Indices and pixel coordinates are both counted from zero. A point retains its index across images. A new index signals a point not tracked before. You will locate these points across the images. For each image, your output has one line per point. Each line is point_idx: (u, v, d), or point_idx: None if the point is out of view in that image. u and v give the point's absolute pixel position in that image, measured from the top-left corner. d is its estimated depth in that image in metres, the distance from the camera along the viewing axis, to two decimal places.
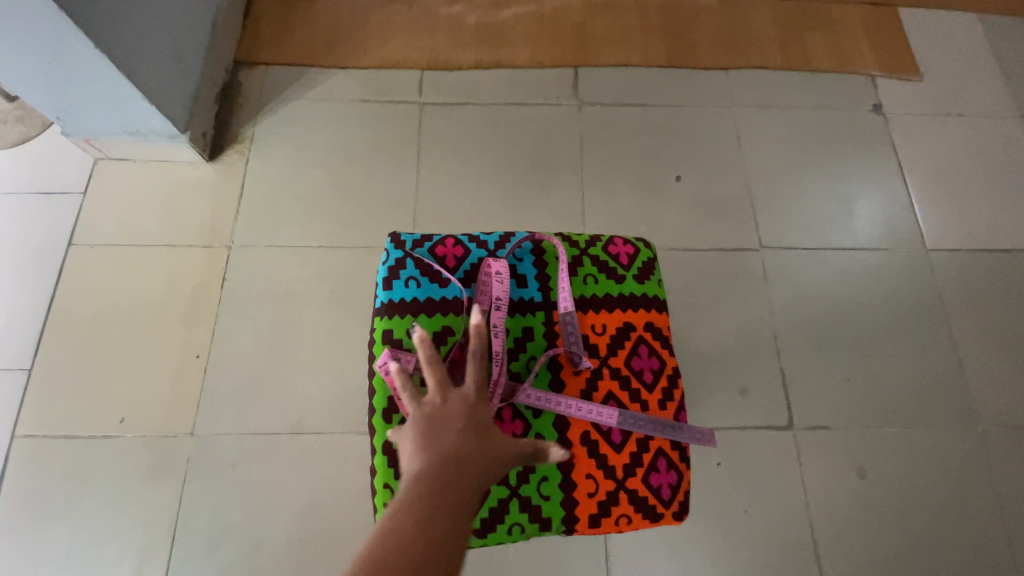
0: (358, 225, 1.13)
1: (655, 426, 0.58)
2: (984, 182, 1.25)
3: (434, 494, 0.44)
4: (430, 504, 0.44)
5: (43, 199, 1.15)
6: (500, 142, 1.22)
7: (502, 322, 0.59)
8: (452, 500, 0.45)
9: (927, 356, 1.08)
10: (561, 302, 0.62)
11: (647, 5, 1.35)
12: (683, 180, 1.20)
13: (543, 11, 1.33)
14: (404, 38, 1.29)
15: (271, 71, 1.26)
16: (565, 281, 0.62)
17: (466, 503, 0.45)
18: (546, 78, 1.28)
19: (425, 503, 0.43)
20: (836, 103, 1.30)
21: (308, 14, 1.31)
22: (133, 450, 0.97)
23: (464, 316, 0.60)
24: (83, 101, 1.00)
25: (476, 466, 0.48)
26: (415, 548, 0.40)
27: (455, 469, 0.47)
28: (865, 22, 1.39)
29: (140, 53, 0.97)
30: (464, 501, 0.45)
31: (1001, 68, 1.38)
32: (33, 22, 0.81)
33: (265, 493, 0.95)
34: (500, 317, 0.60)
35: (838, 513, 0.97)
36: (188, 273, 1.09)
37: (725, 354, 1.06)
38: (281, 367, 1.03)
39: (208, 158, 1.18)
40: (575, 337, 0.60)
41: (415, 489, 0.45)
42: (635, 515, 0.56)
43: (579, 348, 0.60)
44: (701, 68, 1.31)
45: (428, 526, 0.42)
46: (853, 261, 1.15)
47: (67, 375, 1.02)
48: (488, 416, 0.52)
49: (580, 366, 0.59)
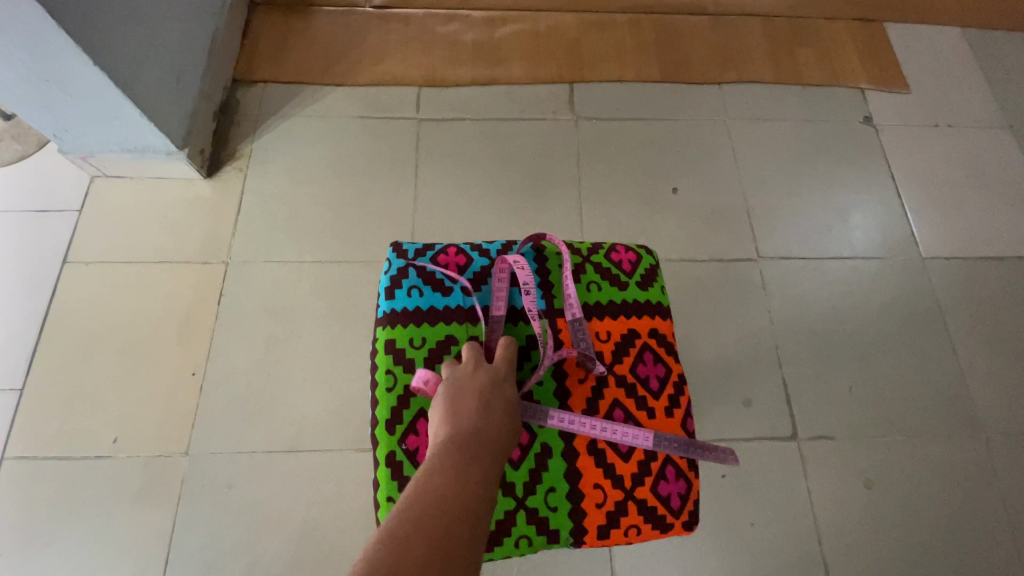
0: (356, 240, 1.13)
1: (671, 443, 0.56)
2: (977, 190, 1.26)
3: (461, 463, 0.47)
4: (457, 472, 0.46)
5: (39, 217, 1.14)
6: (497, 156, 1.23)
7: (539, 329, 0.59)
8: (477, 473, 0.47)
9: (928, 364, 1.08)
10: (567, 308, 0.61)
11: (640, 23, 1.38)
12: (679, 192, 1.21)
13: (538, 28, 1.35)
14: (401, 56, 1.31)
15: (270, 89, 1.28)
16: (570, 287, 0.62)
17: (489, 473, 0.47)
18: (542, 93, 1.29)
19: (453, 469, 0.46)
20: (828, 115, 1.32)
21: (306, 33, 1.33)
22: (124, 470, 0.95)
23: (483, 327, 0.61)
24: (81, 118, 1.00)
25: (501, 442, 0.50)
26: (441, 510, 0.43)
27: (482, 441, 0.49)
28: (854, 37, 1.42)
29: (139, 72, 0.98)
30: (489, 470, 0.48)
31: (987, 80, 1.41)
32: (33, 42, 0.82)
33: (261, 513, 0.93)
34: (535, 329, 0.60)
35: (845, 525, 0.96)
36: (184, 289, 1.08)
37: (726, 365, 1.06)
38: (278, 384, 1.01)
39: (206, 175, 1.18)
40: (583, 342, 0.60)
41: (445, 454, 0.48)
42: (645, 526, 0.55)
43: (590, 354, 0.59)
44: (694, 82, 1.33)
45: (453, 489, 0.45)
46: (851, 270, 1.15)
47: (59, 394, 1.00)
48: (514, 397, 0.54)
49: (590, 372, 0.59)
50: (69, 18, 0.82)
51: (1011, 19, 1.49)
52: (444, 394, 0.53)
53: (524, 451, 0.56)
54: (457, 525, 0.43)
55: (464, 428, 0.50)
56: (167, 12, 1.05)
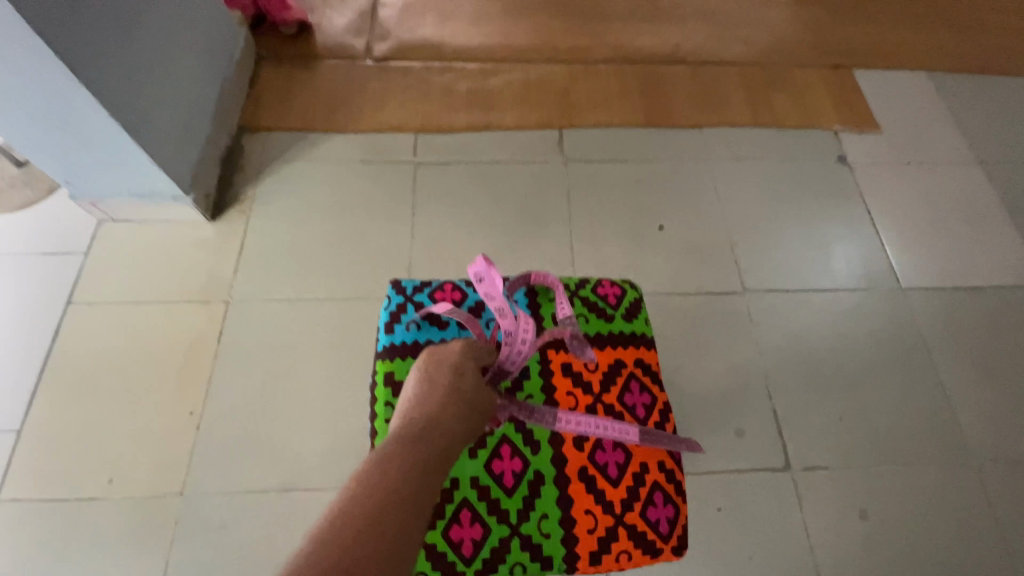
0: (355, 278, 1.17)
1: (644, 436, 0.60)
2: (951, 224, 1.32)
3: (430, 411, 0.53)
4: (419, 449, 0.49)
5: (45, 260, 1.18)
6: (491, 196, 1.28)
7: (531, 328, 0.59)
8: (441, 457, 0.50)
9: (915, 392, 1.10)
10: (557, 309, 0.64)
11: (624, 72, 1.47)
12: (666, 229, 1.26)
13: (528, 78, 1.44)
14: (399, 104, 1.39)
15: (273, 136, 1.34)
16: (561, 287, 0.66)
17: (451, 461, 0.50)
18: (533, 138, 1.36)
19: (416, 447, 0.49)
20: (804, 155, 1.40)
21: (309, 84, 1.41)
22: (118, 512, 0.94)
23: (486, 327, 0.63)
24: (95, 165, 1.06)
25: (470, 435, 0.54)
26: (400, 459, 0.48)
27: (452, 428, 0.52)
28: (824, 83, 1.52)
29: (151, 122, 1.04)
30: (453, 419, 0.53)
31: (952, 121, 1.50)
32: (54, 94, 0.88)
33: (255, 555, 0.92)
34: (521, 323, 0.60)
35: (844, 558, 0.95)
36: (185, 329, 1.10)
37: (718, 396, 1.07)
38: (275, 422, 1.02)
39: (210, 218, 1.23)
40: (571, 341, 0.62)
41: (410, 431, 0.50)
42: (635, 551, 0.57)
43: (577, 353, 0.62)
44: (677, 126, 1.41)
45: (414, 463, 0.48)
46: (834, 301, 1.19)
47: (55, 436, 1.00)
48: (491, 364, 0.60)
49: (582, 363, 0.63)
50: (88, 74, 0.88)
51: (968, 65, 1.60)
52: (419, 382, 0.56)
53: (517, 477, 0.58)
54: (412, 498, 0.45)
55: (435, 413, 0.53)
56: (180, 67, 1.12)
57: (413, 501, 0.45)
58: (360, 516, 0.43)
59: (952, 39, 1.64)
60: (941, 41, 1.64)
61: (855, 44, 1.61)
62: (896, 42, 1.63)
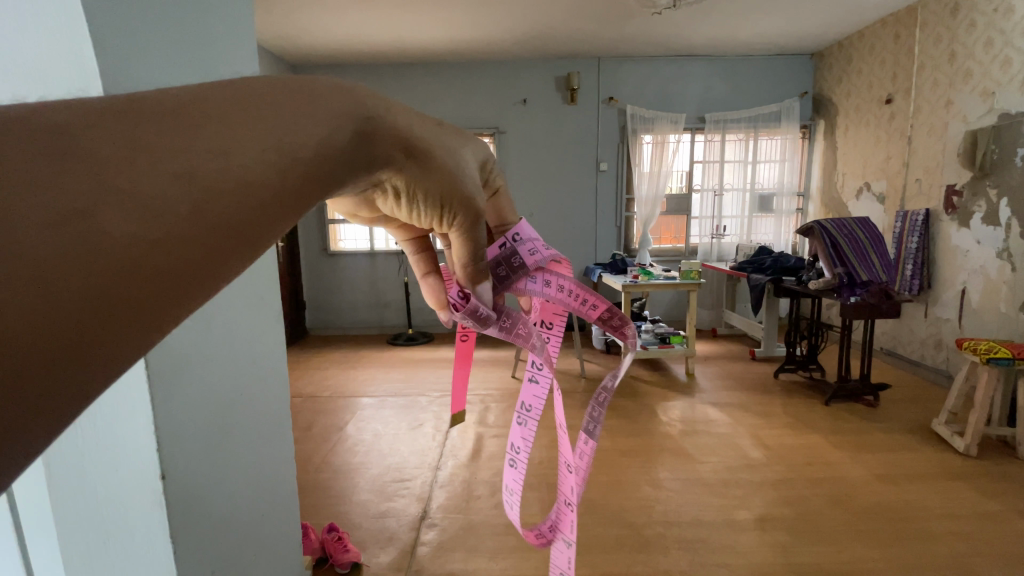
0: None
1: (590, 314, 0.91)
2: None
3: (320, 117, 0.42)
4: (127, 228, 0.29)
5: None
6: None
7: (547, 247, 0.84)
8: (135, 272, 0.30)
9: None
10: (545, 275, 0.87)
11: None
12: None
13: None
14: None
15: None
16: (545, 268, 0.86)
17: (211, 266, 0.34)
18: None
19: (102, 250, 0.28)
20: None
21: None
22: None
23: (523, 263, 0.82)
24: None
25: (227, 248, 0.35)
26: (287, 125, 0.39)
27: (184, 237, 0.32)
28: None
29: None
30: (342, 137, 0.43)
31: None
32: None
33: None
34: (524, 254, 0.82)
35: None
36: None
37: None
38: None
39: None
40: (563, 278, 0.89)
41: (307, 148, 0.40)
42: None
43: (564, 281, 0.89)
44: None
45: (108, 269, 0.28)
46: None
47: None
48: (434, 156, 0.54)
49: (560, 292, 0.89)
50: None
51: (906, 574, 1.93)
52: (341, 117, 0.44)
53: None
54: (287, 140, 0.38)
55: (181, 189, 0.31)
56: None
57: (285, 157, 0.38)
58: (228, 110, 0.36)
59: (894, 563, 1.99)
60: (888, 563, 1.99)
61: (814, 569, 1.96)
62: (848, 564, 1.99)
